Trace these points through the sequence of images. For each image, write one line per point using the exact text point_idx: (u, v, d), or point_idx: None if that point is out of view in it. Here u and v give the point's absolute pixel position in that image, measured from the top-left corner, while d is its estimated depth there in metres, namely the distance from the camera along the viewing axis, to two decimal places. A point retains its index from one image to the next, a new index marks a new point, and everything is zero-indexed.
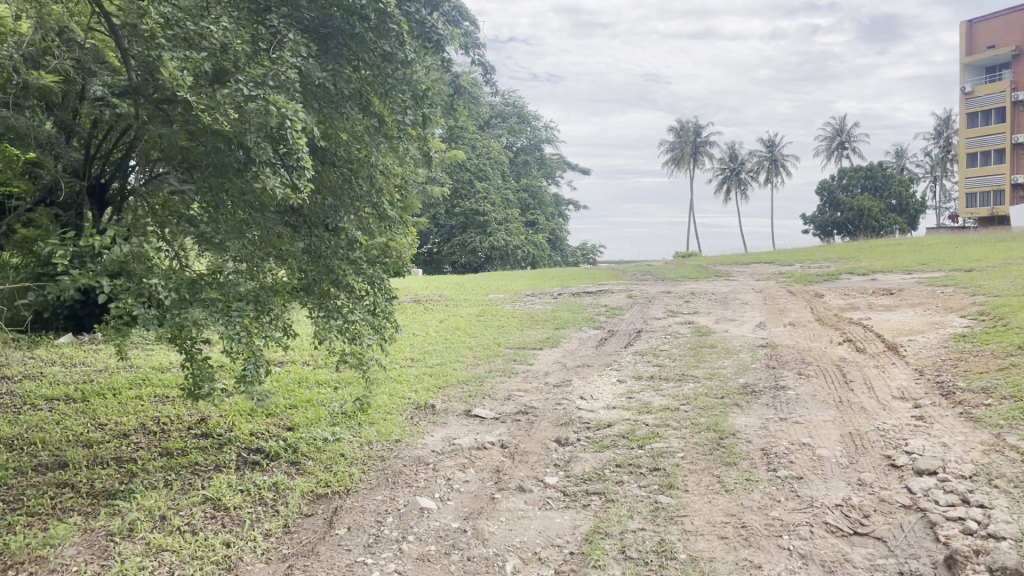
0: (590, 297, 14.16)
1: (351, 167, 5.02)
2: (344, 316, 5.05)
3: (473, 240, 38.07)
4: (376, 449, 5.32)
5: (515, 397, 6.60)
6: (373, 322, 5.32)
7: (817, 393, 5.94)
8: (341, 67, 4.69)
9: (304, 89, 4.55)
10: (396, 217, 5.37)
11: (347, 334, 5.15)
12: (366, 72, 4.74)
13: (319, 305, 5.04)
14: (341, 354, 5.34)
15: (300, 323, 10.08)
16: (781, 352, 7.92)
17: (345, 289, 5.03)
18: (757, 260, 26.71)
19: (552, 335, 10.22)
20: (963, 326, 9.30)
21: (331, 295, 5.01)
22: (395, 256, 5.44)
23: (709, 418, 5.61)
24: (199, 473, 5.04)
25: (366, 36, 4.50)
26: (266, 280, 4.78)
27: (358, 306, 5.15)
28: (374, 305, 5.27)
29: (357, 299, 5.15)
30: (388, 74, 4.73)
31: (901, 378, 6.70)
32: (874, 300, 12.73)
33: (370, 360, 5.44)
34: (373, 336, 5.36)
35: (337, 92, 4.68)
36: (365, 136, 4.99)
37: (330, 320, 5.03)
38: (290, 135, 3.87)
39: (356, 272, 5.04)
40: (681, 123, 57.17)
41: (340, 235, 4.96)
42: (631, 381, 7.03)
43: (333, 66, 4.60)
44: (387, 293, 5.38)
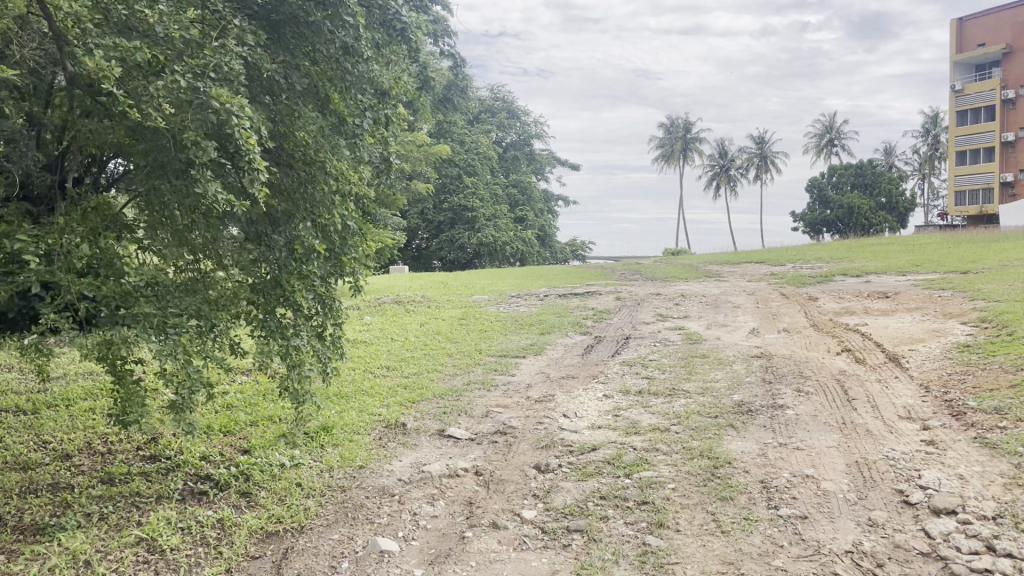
0: (577, 299, 13.68)
1: (309, 171, 4.46)
2: (285, 339, 4.56)
3: (461, 236, 37.58)
4: (337, 477, 4.83)
5: (493, 414, 6.12)
6: (316, 347, 4.81)
7: (817, 414, 5.49)
8: (293, 58, 4.26)
9: (250, 80, 4.12)
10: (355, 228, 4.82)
11: (288, 359, 4.63)
12: (324, 65, 4.32)
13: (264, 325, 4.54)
14: (282, 383, 4.78)
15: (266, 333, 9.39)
16: (777, 363, 7.47)
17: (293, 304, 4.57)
18: (749, 258, 26.33)
19: (537, 341, 9.74)
20: (965, 335, 8.89)
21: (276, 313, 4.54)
22: (353, 273, 4.93)
23: (702, 442, 5.15)
24: (138, 505, 4.53)
25: (323, 25, 4.12)
26: (210, 294, 4.30)
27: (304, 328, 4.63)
28: (322, 326, 4.80)
29: (303, 318, 4.69)
30: (345, 70, 4.34)
31: (906, 394, 6.26)
32: (869, 304, 12.31)
33: (310, 396, 4.79)
34: (315, 365, 4.82)
35: (288, 86, 4.23)
36: (319, 139, 4.36)
37: (273, 343, 4.55)
38: (238, 134, 3.40)
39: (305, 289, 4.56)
40: (671, 119, 56.79)
41: (292, 246, 4.47)
42: (617, 396, 6.55)
43: (285, 57, 4.19)
44: (338, 312, 4.93)
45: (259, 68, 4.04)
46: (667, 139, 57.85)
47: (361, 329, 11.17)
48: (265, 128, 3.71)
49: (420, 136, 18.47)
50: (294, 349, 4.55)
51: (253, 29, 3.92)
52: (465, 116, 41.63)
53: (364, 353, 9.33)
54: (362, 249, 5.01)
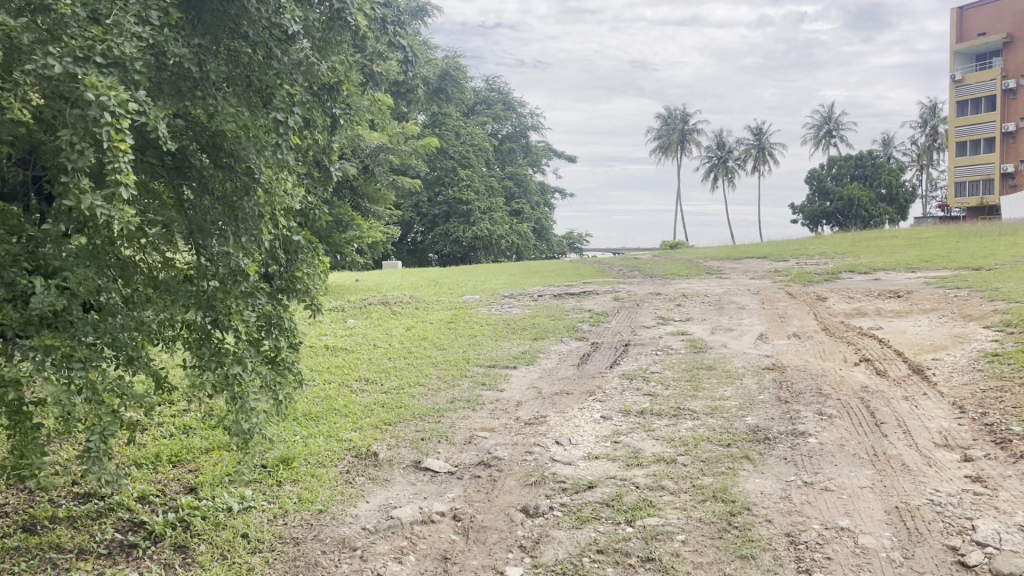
0: (574, 300, 13.00)
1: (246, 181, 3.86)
2: (229, 368, 3.87)
3: (456, 229, 36.84)
4: (291, 527, 4.14)
5: (477, 440, 5.44)
6: (265, 375, 4.14)
7: (844, 444, 4.83)
8: (214, 43, 3.67)
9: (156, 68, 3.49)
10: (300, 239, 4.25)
11: (229, 391, 3.94)
12: (256, 52, 3.69)
13: (199, 353, 3.85)
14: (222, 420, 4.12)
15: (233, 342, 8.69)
16: (791, 376, 6.80)
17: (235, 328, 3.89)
18: (749, 253, 25.67)
19: (529, 349, 9.07)
20: (989, 341, 8.24)
21: (213, 340, 3.89)
22: (306, 290, 4.38)
23: (714, 479, 4.47)
24: (54, 562, 3.84)
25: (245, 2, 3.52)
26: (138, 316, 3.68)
27: (249, 355, 3.98)
28: (270, 352, 4.15)
29: (249, 342, 4.05)
30: (274, 58, 3.71)
31: (938, 415, 5.59)
32: (881, 304, 11.66)
33: (253, 429, 4.10)
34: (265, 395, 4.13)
35: (206, 76, 3.57)
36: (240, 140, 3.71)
37: (209, 372, 3.89)
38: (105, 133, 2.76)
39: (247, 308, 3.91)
40: (669, 110, 56.07)
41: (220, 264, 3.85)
42: (616, 417, 5.87)
43: (201, 41, 3.54)
44: (291, 335, 4.30)
45: (164, 54, 3.41)
46: (664, 130, 57.14)
47: (342, 336, 10.47)
48: (165, 128, 3.06)
49: (410, 130, 17.79)
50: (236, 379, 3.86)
51: (159, 5, 3.29)
52: (460, 108, 40.90)
53: (342, 363, 8.62)
54: (312, 264, 4.40)
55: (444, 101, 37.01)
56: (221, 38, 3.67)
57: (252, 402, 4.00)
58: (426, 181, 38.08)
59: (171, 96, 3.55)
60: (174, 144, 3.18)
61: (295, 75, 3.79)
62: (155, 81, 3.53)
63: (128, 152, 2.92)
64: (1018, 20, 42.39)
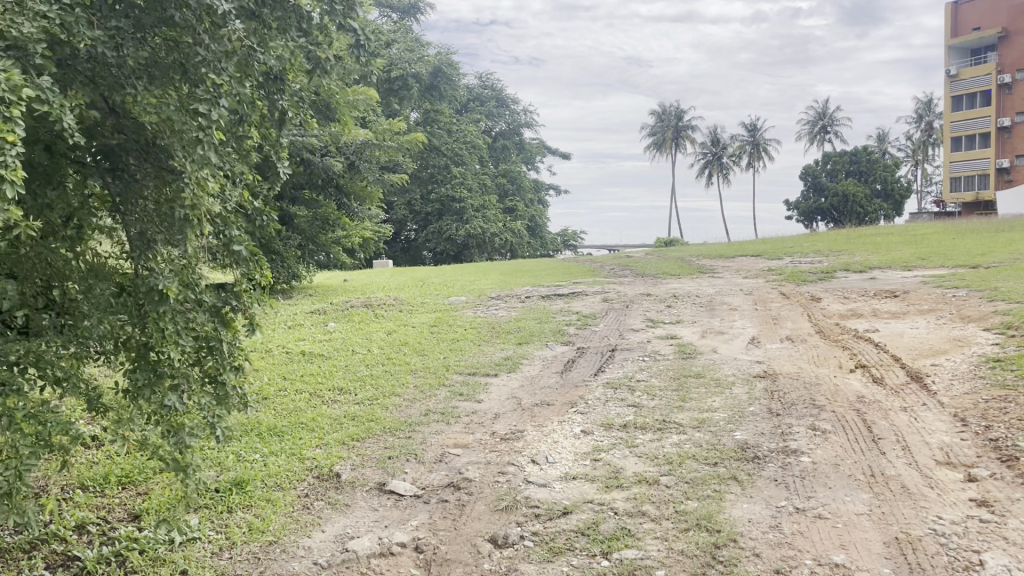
0: (562, 302, 12.66)
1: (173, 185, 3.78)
2: (161, 403, 3.92)
3: (448, 227, 36.46)
4: (236, 563, 3.80)
5: (448, 459, 5.10)
6: (203, 401, 4.17)
7: (840, 464, 4.50)
8: (137, 28, 3.50)
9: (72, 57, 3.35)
10: (244, 251, 4.10)
11: (161, 422, 3.99)
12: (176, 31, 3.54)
13: (131, 375, 3.87)
14: (156, 450, 4.03)
15: None
16: (782, 385, 6.47)
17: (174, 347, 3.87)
18: (745, 251, 25.34)
19: (512, 355, 8.73)
20: (990, 345, 7.94)
21: (156, 363, 3.90)
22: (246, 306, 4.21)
23: (700, 504, 4.13)
24: None
25: None
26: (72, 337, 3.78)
27: (183, 383, 4.01)
28: (208, 372, 4.19)
29: (184, 362, 4.08)
30: (200, 45, 3.51)
31: (939, 429, 5.27)
32: (876, 305, 11.34)
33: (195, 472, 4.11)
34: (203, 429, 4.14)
35: (119, 63, 3.39)
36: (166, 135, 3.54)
37: (142, 398, 3.92)
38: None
39: (180, 329, 3.87)
40: (664, 107, 55.77)
41: (143, 278, 3.75)
42: (598, 432, 5.54)
43: (117, 24, 3.38)
44: (234, 355, 4.28)
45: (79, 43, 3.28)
46: (658, 127, 56.83)
47: (321, 341, 10.15)
48: (68, 118, 2.96)
49: (398, 128, 17.41)
50: (167, 408, 3.91)
51: None
52: (452, 105, 40.58)
53: (317, 371, 8.27)
54: (256, 274, 4.21)
55: (436, 98, 36.61)
56: (146, 27, 3.51)
57: (187, 435, 4.02)
58: (418, 179, 37.68)
59: (86, 85, 3.37)
60: (81, 139, 3.09)
61: (225, 64, 3.56)
62: (71, 69, 3.38)
63: (17, 145, 2.61)
64: (1012, 15, 42.17)
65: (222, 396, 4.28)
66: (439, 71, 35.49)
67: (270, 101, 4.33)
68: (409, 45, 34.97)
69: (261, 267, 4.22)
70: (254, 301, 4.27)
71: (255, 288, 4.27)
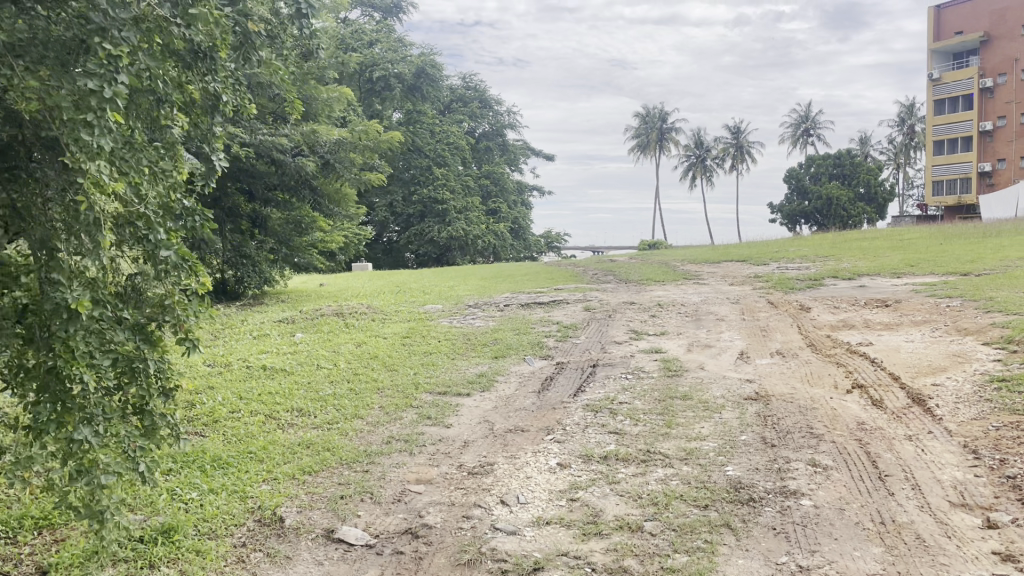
0: (542, 311, 12.14)
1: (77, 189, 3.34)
2: (77, 437, 3.34)
3: (430, 229, 35.89)
4: None
5: (408, 498, 4.57)
6: (122, 434, 3.60)
7: (846, 510, 4.02)
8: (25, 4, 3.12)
9: None
10: (176, 257, 3.52)
11: (68, 461, 3.41)
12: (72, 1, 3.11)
13: (35, 408, 3.31)
14: (62, 496, 3.52)
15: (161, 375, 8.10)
16: (775, 409, 5.97)
17: (89, 369, 3.34)
18: (730, 255, 24.99)
19: (488, 370, 8.21)
20: (992, 361, 7.51)
21: (51, 384, 3.30)
22: (176, 319, 3.64)
23: (688, 560, 3.62)
24: None
25: None
26: None
27: (97, 417, 3.40)
28: (130, 402, 3.64)
29: (103, 391, 3.51)
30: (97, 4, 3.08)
31: (949, 462, 4.79)
32: (868, 316, 10.92)
33: (107, 514, 3.54)
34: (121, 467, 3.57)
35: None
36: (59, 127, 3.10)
37: (48, 434, 3.36)
38: None
39: (95, 350, 3.36)
40: (647, 109, 55.62)
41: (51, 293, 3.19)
42: (576, 465, 5.02)
43: None
44: (162, 379, 3.71)
45: None
46: (642, 129, 56.64)
47: (285, 354, 9.57)
48: None
49: (375, 130, 16.90)
50: (77, 444, 3.33)
51: None
52: (435, 105, 40.15)
53: (278, 390, 7.71)
54: (189, 281, 3.67)
55: (418, 99, 36.18)
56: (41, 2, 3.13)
57: (99, 474, 3.45)
58: (400, 181, 37.17)
59: None
60: None
61: (127, 33, 3.14)
62: None
63: None
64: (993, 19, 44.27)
65: (150, 429, 3.72)
66: (422, 71, 35.06)
67: (206, 82, 3.98)
68: (392, 44, 34.59)
69: (195, 274, 3.67)
70: (189, 314, 3.69)
71: (192, 297, 3.72)
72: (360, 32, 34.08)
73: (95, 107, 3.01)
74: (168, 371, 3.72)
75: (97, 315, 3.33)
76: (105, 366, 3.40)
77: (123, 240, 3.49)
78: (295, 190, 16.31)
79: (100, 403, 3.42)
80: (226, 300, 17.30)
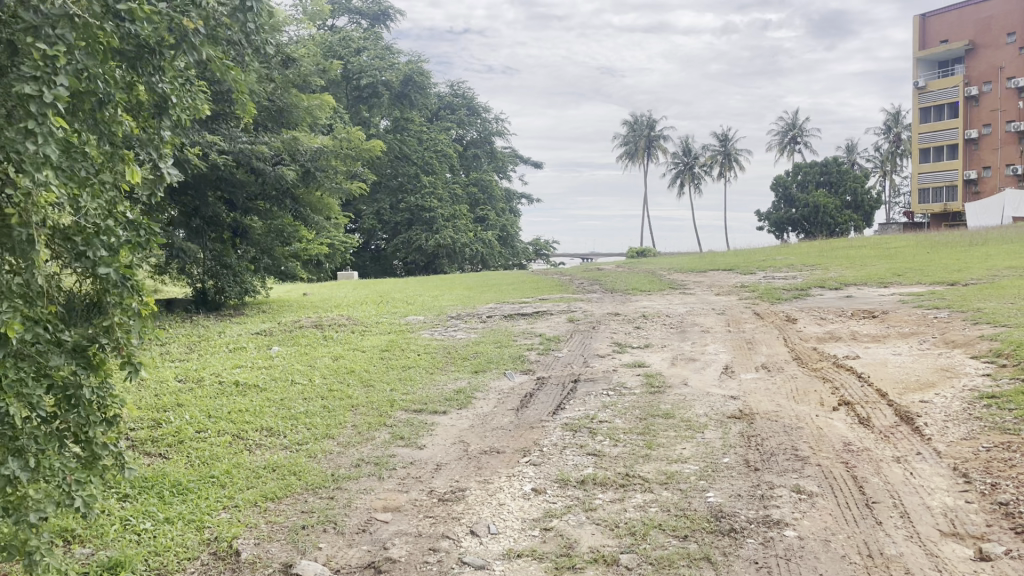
0: (525, 322, 11.92)
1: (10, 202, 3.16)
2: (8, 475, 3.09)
3: (417, 237, 35.59)
4: None
5: (373, 528, 4.35)
6: (57, 467, 3.34)
7: (832, 542, 3.82)
8: None
9: None
10: (118, 277, 3.38)
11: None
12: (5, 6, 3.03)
13: None
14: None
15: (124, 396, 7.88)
16: (760, 428, 5.77)
17: (22, 397, 3.11)
18: (717, 263, 24.87)
19: (466, 386, 7.98)
20: (981, 376, 7.35)
21: None
22: (118, 342, 3.49)
23: None
24: None
25: None
26: None
27: (28, 450, 3.17)
28: (70, 430, 3.38)
29: (36, 423, 3.27)
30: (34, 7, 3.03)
31: (940, 487, 4.60)
32: (855, 327, 10.75)
33: (39, 558, 3.28)
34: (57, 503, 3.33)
35: None
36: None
37: None
38: None
39: (27, 379, 3.13)
40: (635, 116, 55.62)
41: None
42: (551, 491, 4.80)
43: None
44: (102, 406, 3.50)
45: None
46: (630, 137, 56.60)
47: (260, 369, 9.33)
48: None
49: (358, 137, 16.67)
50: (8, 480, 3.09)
51: None
52: (423, 112, 39.97)
53: (249, 407, 7.49)
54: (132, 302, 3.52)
55: (406, 106, 36.03)
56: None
57: (30, 512, 3.23)
58: (387, 188, 36.94)
59: None
60: None
61: (63, 32, 3.06)
62: None
63: None
64: (978, 29, 44.99)
65: (91, 459, 3.51)
66: (409, 78, 34.90)
67: (151, 82, 4.12)
68: (380, 51, 34.46)
69: (137, 293, 3.51)
70: (130, 336, 3.54)
71: (133, 319, 3.56)
72: (347, 39, 33.92)
73: (36, 114, 2.94)
74: (111, 398, 3.55)
75: (28, 339, 3.12)
76: (38, 396, 3.16)
77: (60, 256, 3.33)
78: (276, 199, 16.04)
79: (33, 435, 3.19)
80: (206, 310, 17.02)
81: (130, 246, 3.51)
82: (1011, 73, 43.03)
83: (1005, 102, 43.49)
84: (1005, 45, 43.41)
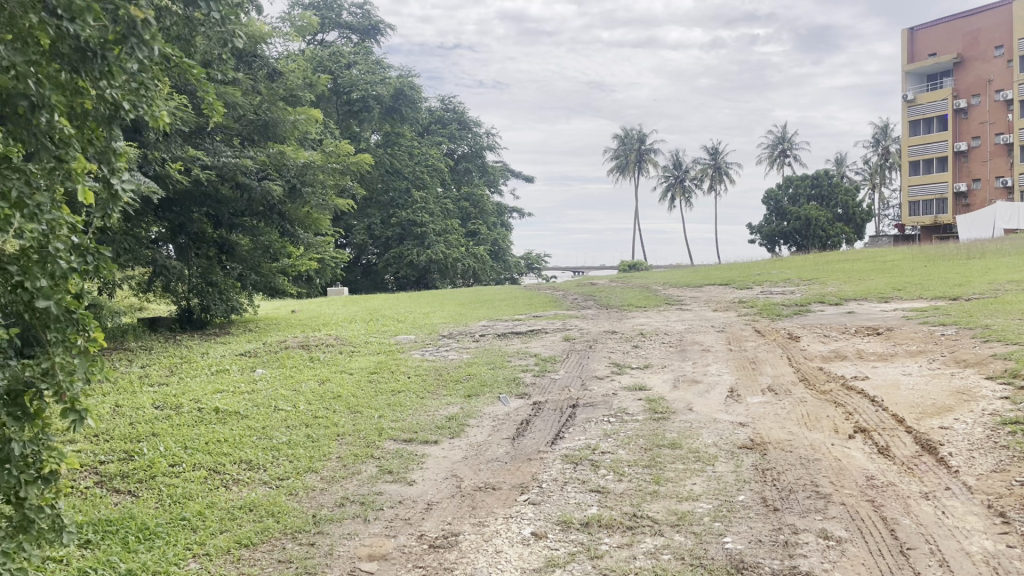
0: (519, 342, 11.51)
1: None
2: None
3: (409, 252, 34.77)
4: None
5: None
6: None
7: None
8: None
9: None
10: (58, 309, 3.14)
11: None
12: None
13: None
14: None
15: (97, 427, 7.53)
16: (774, 461, 5.38)
17: None
18: (712, 277, 24.58)
19: (459, 413, 7.56)
20: (1000, 398, 6.98)
21: None
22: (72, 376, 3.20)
23: None
24: None
25: None
26: None
27: None
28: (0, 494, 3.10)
29: None
30: None
31: (978, 529, 4.22)
32: (860, 345, 10.40)
33: None
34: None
35: None
36: None
37: None
38: None
39: None
40: (626, 130, 55.62)
41: None
42: (553, 534, 4.40)
43: None
44: (41, 460, 3.23)
45: None
46: (621, 151, 56.52)
47: (242, 394, 8.90)
48: None
49: (346, 151, 16.29)
50: None
51: None
52: (414, 126, 39.75)
53: (228, 437, 7.06)
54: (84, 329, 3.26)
55: (397, 120, 35.79)
56: None
57: None
58: (378, 203, 36.60)
59: None
60: None
61: None
62: None
63: None
64: (965, 42, 45.26)
65: (23, 524, 3.23)
66: (400, 92, 34.68)
67: (99, 87, 3.42)
68: (370, 66, 34.25)
69: (83, 328, 3.24)
70: (75, 380, 3.20)
71: (79, 359, 3.22)
72: (338, 54, 33.70)
73: None
74: (51, 451, 3.26)
75: None
76: None
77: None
78: (263, 215, 15.62)
79: None
80: (191, 329, 16.57)
81: (79, 274, 3.24)
82: (1000, 85, 43.26)
83: (995, 115, 43.67)
84: (993, 58, 43.66)
